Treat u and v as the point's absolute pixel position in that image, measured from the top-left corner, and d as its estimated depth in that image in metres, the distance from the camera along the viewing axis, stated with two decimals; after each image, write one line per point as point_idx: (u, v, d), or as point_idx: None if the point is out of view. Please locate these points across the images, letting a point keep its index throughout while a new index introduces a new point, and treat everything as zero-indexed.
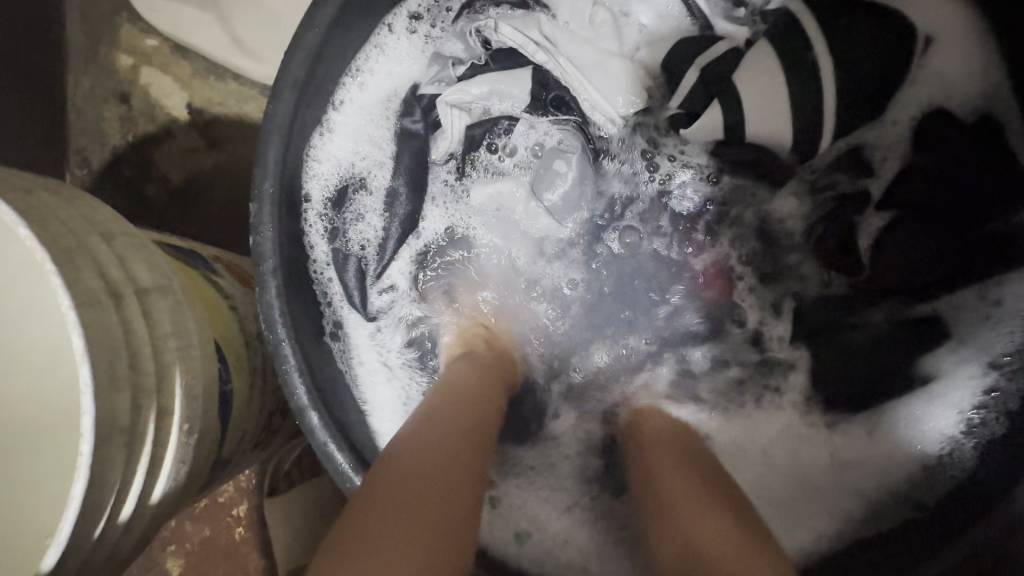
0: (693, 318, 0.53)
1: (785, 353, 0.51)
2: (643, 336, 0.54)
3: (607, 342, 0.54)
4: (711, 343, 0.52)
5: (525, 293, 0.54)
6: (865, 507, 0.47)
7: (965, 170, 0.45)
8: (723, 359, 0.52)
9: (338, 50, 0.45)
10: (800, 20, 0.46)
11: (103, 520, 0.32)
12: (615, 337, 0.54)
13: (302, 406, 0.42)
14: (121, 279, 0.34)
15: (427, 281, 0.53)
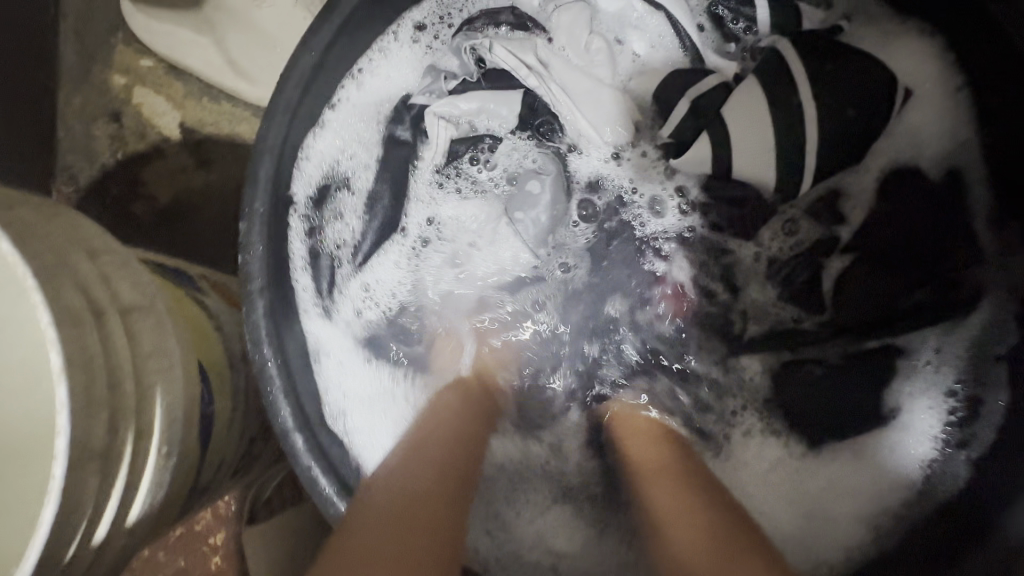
0: (658, 329, 0.55)
1: (748, 385, 0.52)
2: (605, 356, 0.55)
3: (564, 342, 0.56)
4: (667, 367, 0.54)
5: (496, 311, 0.54)
6: (867, 540, 0.46)
7: (926, 225, 0.47)
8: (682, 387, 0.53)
9: (337, 64, 0.45)
10: (787, 59, 0.46)
11: (74, 546, 0.31)
12: (574, 340, 0.56)
13: (286, 429, 0.42)
14: (106, 297, 0.33)
15: (400, 282, 0.53)
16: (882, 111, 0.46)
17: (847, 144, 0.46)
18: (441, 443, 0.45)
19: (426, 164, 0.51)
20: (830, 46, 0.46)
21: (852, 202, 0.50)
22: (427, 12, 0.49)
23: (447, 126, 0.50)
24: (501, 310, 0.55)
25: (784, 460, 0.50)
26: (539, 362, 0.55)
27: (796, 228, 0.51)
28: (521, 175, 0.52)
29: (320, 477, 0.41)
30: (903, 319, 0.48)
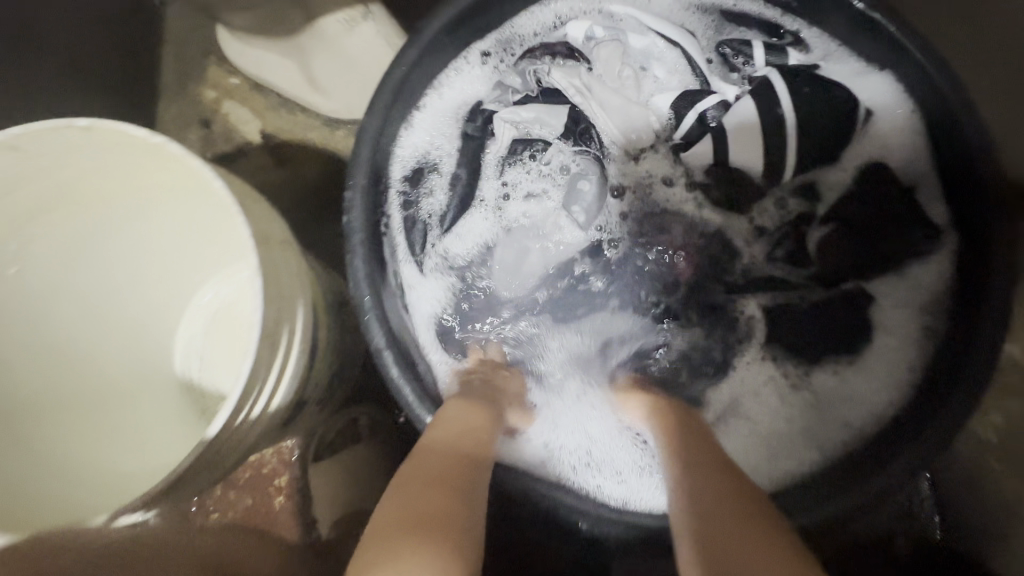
0: (676, 300, 0.64)
1: (752, 334, 0.62)
2: (641, 322, 0.64)
3: (609, 312, 0.64)
4: (693, 331, 0.63)
5: (553, 283, 0.64)
6: (830, 455, 0.58)
7: (883, 205, 0.60)
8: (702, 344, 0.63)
9: (422, 74, 0.60)
10: (773, 80, 0.61)
11: (248, 396, 0.45)
12: (616, 309, 0.64)
13: (378, 346, 0.54)
14: (267, 232, 0.47)
15: (478, 252, 0.64)
16: (842, 120, 0.60)
17: (818, 146, 0.60)
18: (440, 440, 0.48)
19: (490, 158, 0.64)
20: (802, 76, 0.61)
21: (829, 189, 0.62)
22: (494, 43, 0.65)
23: (509, 128, 0.63)
24: (556, 281, 0.64)
25: (777, 394, 0.61)
26: (589, 328, 0.64)
27: (786, 205, 0.63)
28: (567, 177, 0.65)
29: (406, 387, 0.54)
30: (869, 273, 0.61)
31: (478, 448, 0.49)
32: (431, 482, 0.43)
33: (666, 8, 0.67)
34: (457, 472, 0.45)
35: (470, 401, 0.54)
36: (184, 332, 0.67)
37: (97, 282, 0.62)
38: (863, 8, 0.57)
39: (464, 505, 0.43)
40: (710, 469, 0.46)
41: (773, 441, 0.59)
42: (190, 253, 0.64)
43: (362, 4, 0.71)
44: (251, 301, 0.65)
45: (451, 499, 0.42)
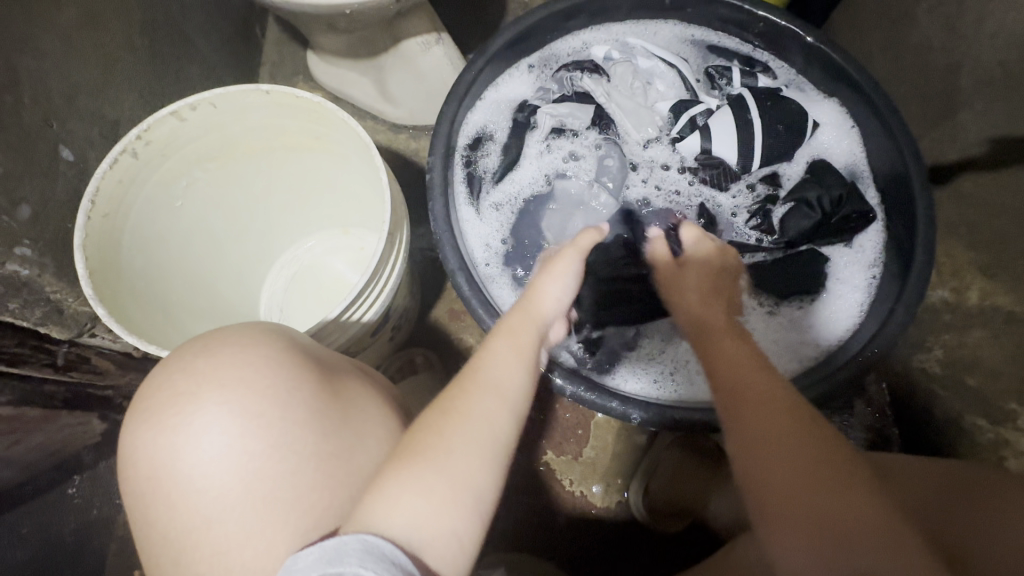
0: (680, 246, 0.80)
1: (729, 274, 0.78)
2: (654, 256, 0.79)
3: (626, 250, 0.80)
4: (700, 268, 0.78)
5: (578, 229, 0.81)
6: (801, 361, 0.73)
7: (835, 185, 0.77)
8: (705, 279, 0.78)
9: (486, 80, 0.79)
10: (744, 95, 0.80)
11: (365, 293, 0.59)
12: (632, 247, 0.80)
13: (453, 269, 0.68)
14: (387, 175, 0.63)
15: (524, 205, 0.82)
16: (804, 122, 0.79)
17: (784, 142, 0.79)
18: (464, 388, 0.48)
19: (534, 141, 0.83)
20: (770, 94, 0.80)
21: (787, 178, 0.81)
22: (538, 58, 0.85)
23: (551, 119, 0.82)
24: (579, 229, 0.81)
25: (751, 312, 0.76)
26: None
27: (754, 189, 0.82)
28: (597, 157, 0.83)
29: (473, 299, 0.67)
30: (825, 238, 0.78)
31: (504, 392, 0.48)
32: (439, 431, 0.44)
33: (667, 40, 0.87)
34: (465, 418, 0.45)
35: (512, 338, 0.53)
36: (267, 286, 0.83)
37: (223, 227, 0.76)
38: (812, 42, 0.76)
39: (467, 457, 0.43)
40: (769, 421, 0.46)
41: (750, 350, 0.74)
42: (281, 220, 0.82)
43: (436, 31, 0.93)
44: (329, 263, 0.85)
45: (454, 450, 0.43)
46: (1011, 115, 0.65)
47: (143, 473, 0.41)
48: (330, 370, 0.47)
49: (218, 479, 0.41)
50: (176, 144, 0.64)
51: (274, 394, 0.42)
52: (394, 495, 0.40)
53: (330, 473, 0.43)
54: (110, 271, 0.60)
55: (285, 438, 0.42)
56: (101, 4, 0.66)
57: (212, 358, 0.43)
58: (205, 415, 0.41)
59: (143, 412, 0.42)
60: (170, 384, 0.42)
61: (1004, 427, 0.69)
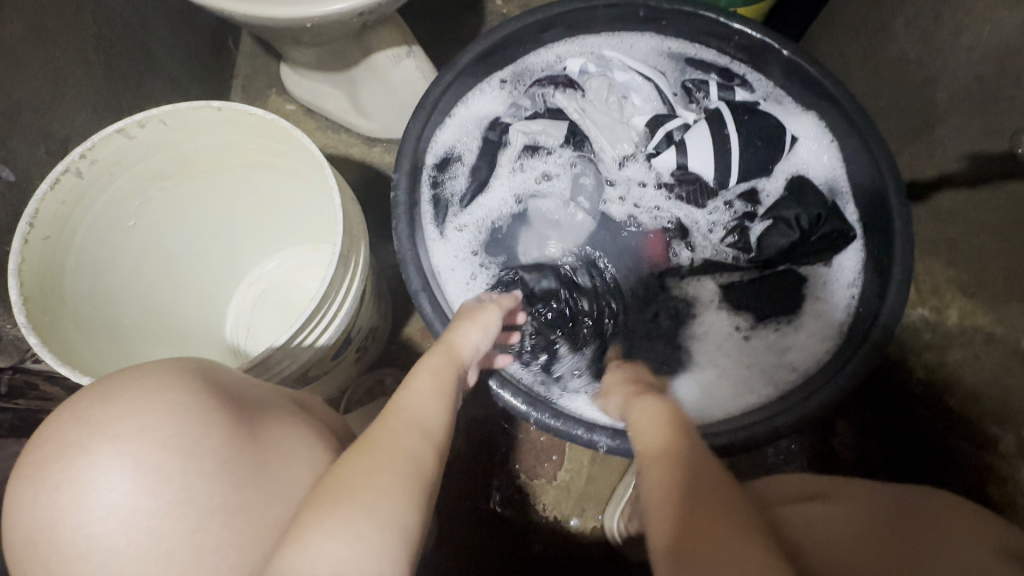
0: (645, 266, 0.80)
1: (702, 295, 0.79)
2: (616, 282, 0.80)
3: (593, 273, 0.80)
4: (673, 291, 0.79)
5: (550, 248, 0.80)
6: (777, 384, 0.71)
7: (812, 203, 0.75)
8: (679, 302, 0.79)
9: (455, 94, 0.77)
10: (720, 109, 0.78)
11: (317, 318, 0.57)
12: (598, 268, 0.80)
13: (416, 290, 0.65)
14: (344, 195, 0.61)
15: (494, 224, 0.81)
16: (782, 137, 0.77)
17: (760, 158, 0.77)
18: (387, 427, 0.46)
19: (506, 159, 0.82)
20: (748, 108, 0.78)
21: (767, 195, 0.80)
22: (510, 73, 0.83)
23: (523, 137, 0.81)
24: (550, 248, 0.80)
25: (731, 335, 0.76)
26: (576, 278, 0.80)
27: (732, 206, 0.80)
28: (571, 174, 0.82)
29: (437, 322, 0.64)
30: (801, 258, 0.76)
31: (427, 429, 0.47)
32: (364, 468, 0.41)
33: (643, 54, 0.85)
34: (395, 457, 0.43)
35: (436, 377, 0.52)
36: (234, 303, 0.81)
37: (180, 245, 0.74)
38: (788, 55, 0.75)
39: (397, 496, 0.40)
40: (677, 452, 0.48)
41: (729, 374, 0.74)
42: (244, 238, 0.80)
43: (406, 44, 0.90)
44: (296, 279, 0.83)
45: (383, 487, 0.40)
46: (987, 130, 0.63)
47: (20, 538, 0.35)
48: (250, 412, 0.41)
49: (107, 546, 0.34)
50: (124, 162, 0.62)
51: (180, 443, 0.36)
52: (317, 540, 0.36)
53: (245, 534, 0.37)
54: (50, 296, 0.57)
55: (191, 495, 0.36)
56: (51, 18, 0.64)
57: (112, 403, 0.37)
58: (95, 471, 0.35)
59: (24, 467, 0.36)
60: (57, 434, 0.36)
61: (985, 451, 0.66)
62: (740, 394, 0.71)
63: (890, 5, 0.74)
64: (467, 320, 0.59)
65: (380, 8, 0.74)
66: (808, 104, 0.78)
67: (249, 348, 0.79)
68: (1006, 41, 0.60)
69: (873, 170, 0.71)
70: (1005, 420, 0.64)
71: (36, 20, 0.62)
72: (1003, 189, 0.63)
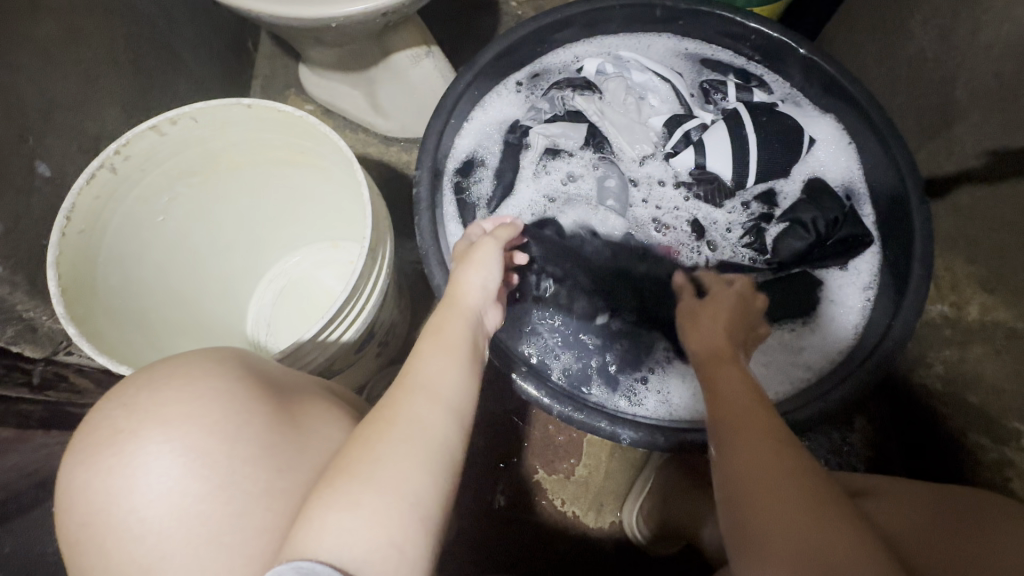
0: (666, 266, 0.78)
1: None
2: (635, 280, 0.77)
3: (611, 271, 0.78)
4: None
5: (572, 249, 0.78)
6: (791, 384, 0.72)
7: (828, 206, 0.75)
8: None
9: (475, 95, 0.78)
10: (738, 109, 0.79)
11: (344, 313, 0.58)
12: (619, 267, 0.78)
13: (438, 285, 0.66)
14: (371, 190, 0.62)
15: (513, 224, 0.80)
16: (800, 135, 0.77)
17: (778, 157, 0.77)
18: (391, 394, 0.44)
19: (527, 160, 0.82)
20: (765, 108, 0.79)
21: (783, 196, 0.80)
22: (527, 75, 0.84)
23: (543, 140, 0.81)
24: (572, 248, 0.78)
25: None
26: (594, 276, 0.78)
27: (749, 206, 0.80)
28: (592, 175, 0.82)
29: None
30: (819, 260, 0.76)
31: (439, 396, 0.44)
32: (359, 444, 0.40)
33: (660, 55, 0.86)
34: (394, 427, 0.41)
35: (438, 337, 0.49)
36: (253, 302, 0.82)
37: (205, 240, 0.75)
38: (805, 54, 0.75)
39: (399, 464, 0.38)
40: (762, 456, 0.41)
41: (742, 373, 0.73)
42: (266, 235, 0.81)
43: (426, 44, 0.91)
44: (316, 277, 0.84)
45: (382, 458, 0.39)
46: (1007, 128, 0.64)
47: (77, 518, 0.38)
48: (287, 402, 0.44)
49: (158, 524, 0.37)
50: (157, 158, 0.63)
51: (222, 431, 0.39)
52: (322, 516, 0.36)
53: (279, 513, 0.39)
54: (87, 290, 0.59)
55: (232, 478, 0.39)
56: (83, 20, 0.65)
57: (156, 393, 0.40)
58: (143, 456, 0.38)
59: (80, 451, 0.39)
60: (109, 423, 0.39)
61: (1007, 447, 0.66)
62: None
63: (907, 4, 0.74)
64: (468, 271, 0.55)
65: (403, 8, 0.75)
66: (826, 106, 0.79)
67: (268, 343, 0.80)
68: None
69: (891, 168, 0.71)
70: None
71: (69, 21, 0.63)
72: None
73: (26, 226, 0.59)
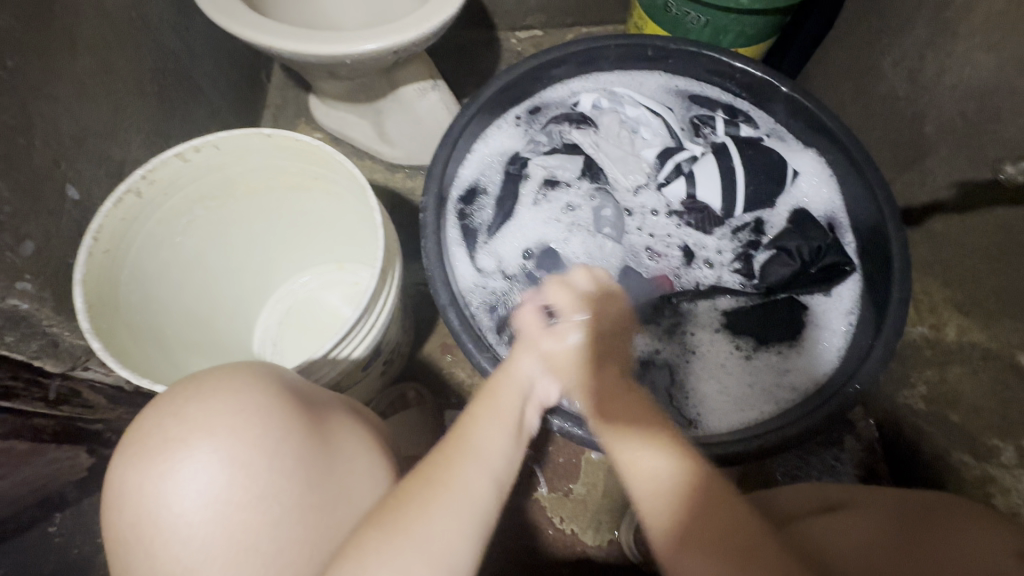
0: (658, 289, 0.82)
1: (708, 316, 0.81)
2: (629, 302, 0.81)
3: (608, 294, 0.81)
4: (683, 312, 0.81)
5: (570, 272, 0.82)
6: (778, 404, 0.75)
7: (812, 235, 0.80)
8: (689, 322, 0.81)
9: (478, 127, 0.83)
10: (726, 143, 0.84)
11: (354, 331, 0.60)
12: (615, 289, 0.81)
13: (443, 305, 0.68)
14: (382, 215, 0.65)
15: (513, 250, 0.84)
16: (783, 167, 0.82)
17: (765, 187, 0.82)
18: (444, 457, 0.46)
19: (527, 190, 0.86)
20: (750, 141, 0.84)
21: (770, 225, 0.85)
22: (526, 109, 0.89)
23: (542, 171, 0.87)
24: (570, 272, 0.82)
25: (732, 355, 0.79)
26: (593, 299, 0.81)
27: (738, 235, 0.84)
28: (588, 203, 0.86)
29: (463, 335, 0.67)
30: (803, 286, 0.80)
31: (486, 462, 0.47)
32: (420, 504, 0.42)
33: (652, 91, 0.92)
34: (450, 494, 0.43)
35: (495, 402, 0.52)
36: (261, 323, 0.85)
37: (221, 260, 0.78)
38: (787, 91, 0.81)
39: (445, 530, 0.41)
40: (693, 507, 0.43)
41: (732, 394, 0.76)
42: (275, 256, 0.85)
43: (433, 78, 0.97)
44: (323, 298, 0.87)
45: (435, 525, 0.41)
46: (972, 161, 0.68)
47: (127, 519, 0.40)
48: (318, 413, 0.45)
49: (202, 529, 0.39)
50: (180, 183, 0.67)
51: (263, 445, 0.41)
52: (374, 569, 0.38)
53: (312, 524, 0.41)
54: (109, 306, 0.62)
55: (270, 490, 0.40)
56: (113, 54, 0.70)
57: (203, 404, 0.41)
58: (192, 464, 0.39)
59: (130, 457, 0.40)
60: (160, 430, 0.41)
61: (988, 463, 0.69)
62: (742, 412, 0.75)
63: (879, 47, 0.80)
64: (528, 339, 0.57)
65: (412, 46, 0.80)
66: (809, 140, 0.84)
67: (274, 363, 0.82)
68: (986, 81, 0.65)
69: (869, 198, 0.76)
70: (1004, 432, 0.67)
71: (101, 55, 0.68)
72: (990, 215, 0.67)
73: (56, 246, 0.62)
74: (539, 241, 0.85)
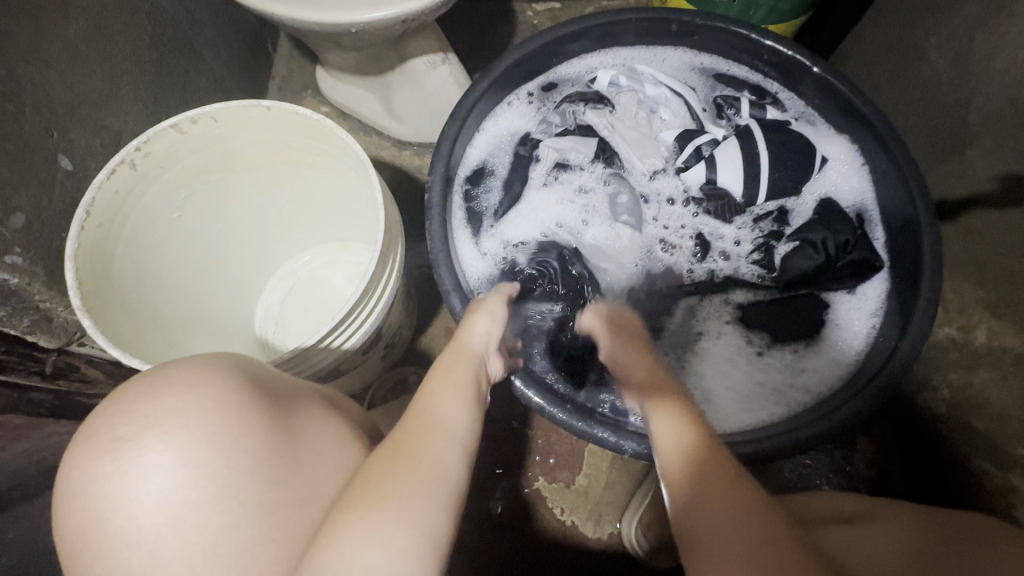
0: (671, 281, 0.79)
1: (718, 309, 0.78)
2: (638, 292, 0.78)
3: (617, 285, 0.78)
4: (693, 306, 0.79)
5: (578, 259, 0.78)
6: (787, 407, 0.71)
7: (839, 230, 0.75)
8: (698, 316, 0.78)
9: (487, 104, 0.79)
10: (750, 127, 0.79)
11: (353, 314, 0.58)
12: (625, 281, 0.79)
13: (446, 288, 0.66)
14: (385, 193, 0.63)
15: (519, 234, 0.81)
16: (810, 154, 0.78)
17: (789, 174, 0.78)
18: (411, 429, 0.44)
19: (537, 173, 0.82)
20: (777, 126, 0.79)
21: (795, 216, 0.80)
22: (539, 87, 0.85)
23: (553, 153, 0.82)
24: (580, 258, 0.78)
25: (745, 352, 0.76)
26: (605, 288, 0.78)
27: (758, 225, 0.80)
28: (601, 187, 0.82)
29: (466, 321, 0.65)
30: (823, 284, 0.76)
31: (454, 434, 0.45)
32: (392, 475, 0.39)
33: (673, 69, 0.86)
34: (421, 464, 0.41)
35: (449, 377, 0.51)
36: (261, 301, 0.83)
37: (217, 237, 0.76)
38: (819, 72, 0.76)
39: (423, 495, 0.38)
40: (708, 468, 0.46)
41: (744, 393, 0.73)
42: (276, 232, 0.82)
43: (443, 51, 0.92)
44: (324, 277, 0.85)
45: (410, 491, 0.38)
46: (1019, 153, 0.63)
47: (74, 523, 0.37)
48: (281, 409, 0.44)
49: (154, 532, 0.37)
50: (175, 155, 0.64)
51: (223, 442, 0.39)
52: (351, 545, 0.34)
53: (278, 523, 0.40)
54: (101, 281, 0.60)
55: (230, 491, 0.39)
56: (109, 18, 0.67)
57: (155, 400, 0.39)
58: (142, 464, 0.37)
59: (75, 458, 0.38)
60: (108, 428, 0.38)
61: (1012, 473, 0.66)
62: (751, 410, 0.72)
63: (922, 26, 0.74)
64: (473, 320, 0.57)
65: (422, 16, 0.76)
66: (840, 126, 0.79)
67: (273, 342, 0.81)
68: None
69: (900, 190, 0.72)
70: None
71: (96, 18, 0.65)
72: None
73: (49, 218, 0.60)
74: (548, 226, 0.81)
